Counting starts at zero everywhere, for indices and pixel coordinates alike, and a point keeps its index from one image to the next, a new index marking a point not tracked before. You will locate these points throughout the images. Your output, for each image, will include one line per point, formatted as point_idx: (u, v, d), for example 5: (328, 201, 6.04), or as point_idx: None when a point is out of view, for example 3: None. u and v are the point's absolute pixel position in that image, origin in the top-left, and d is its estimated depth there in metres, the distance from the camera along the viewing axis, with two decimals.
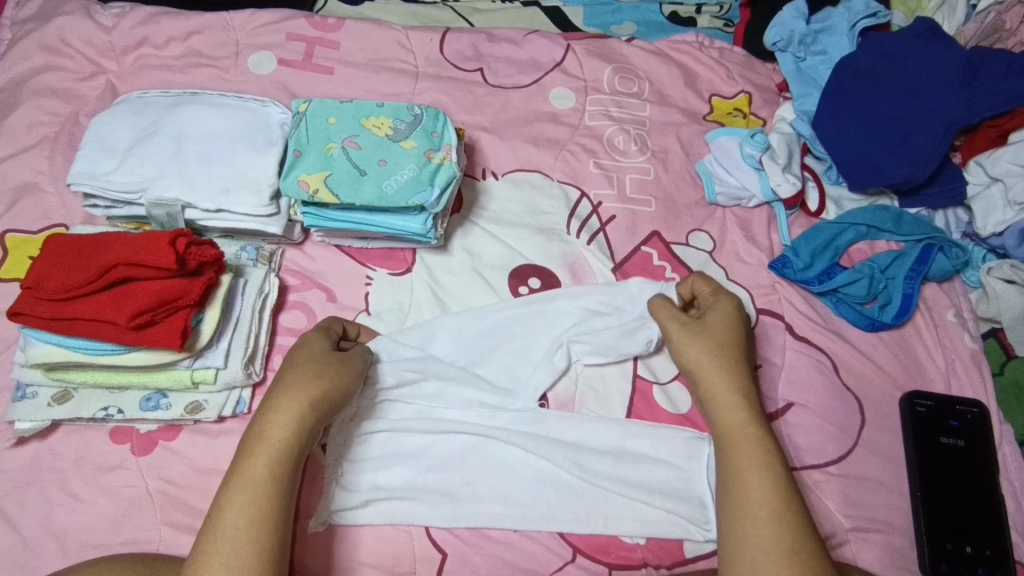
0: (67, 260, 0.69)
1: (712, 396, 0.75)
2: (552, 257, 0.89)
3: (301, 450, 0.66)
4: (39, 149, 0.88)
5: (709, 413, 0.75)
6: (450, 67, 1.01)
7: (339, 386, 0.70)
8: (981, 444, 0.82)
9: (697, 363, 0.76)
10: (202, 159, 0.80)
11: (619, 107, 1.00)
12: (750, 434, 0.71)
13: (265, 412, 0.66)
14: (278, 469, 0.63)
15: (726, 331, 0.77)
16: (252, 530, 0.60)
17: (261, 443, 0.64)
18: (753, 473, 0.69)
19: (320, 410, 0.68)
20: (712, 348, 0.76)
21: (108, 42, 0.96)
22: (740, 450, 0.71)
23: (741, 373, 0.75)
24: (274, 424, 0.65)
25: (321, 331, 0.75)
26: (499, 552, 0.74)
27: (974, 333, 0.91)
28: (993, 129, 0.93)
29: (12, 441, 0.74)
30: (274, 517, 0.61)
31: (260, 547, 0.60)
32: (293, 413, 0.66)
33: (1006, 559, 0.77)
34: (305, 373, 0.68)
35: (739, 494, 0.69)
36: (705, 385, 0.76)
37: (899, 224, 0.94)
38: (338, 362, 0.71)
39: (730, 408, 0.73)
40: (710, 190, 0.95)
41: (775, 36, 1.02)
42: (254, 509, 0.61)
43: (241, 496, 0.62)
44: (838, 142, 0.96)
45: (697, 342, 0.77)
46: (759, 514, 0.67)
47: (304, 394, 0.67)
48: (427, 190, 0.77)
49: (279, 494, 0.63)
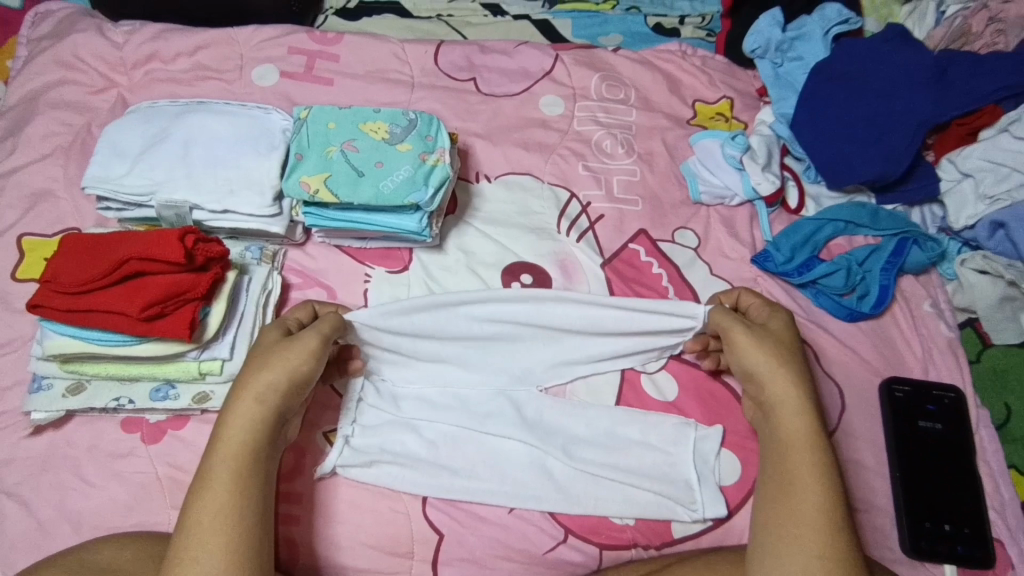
0: (82, 257, 0.73)
1: (777, 399, 0.75)
2: (544, 254, 0.93)
3: (257, 442, 0.68)
4: (54, 158, 0.93)
5: (779, 413, 0.75)
6: (444, 77, 1.06)
7: (286, 371, 0.71)
8: (957, 425, 0.86)
9: (764, 367, 0.76)
10: (209, 163, 0.84)
11: (606, 113, 1.05)
12: (815, 443, 0.72)
13: (220, 417, 0.69)
14: (236, 466, 0.66)
15: (781, 343, 0.77)
16: (214, 524, 0.63)
17: (218, 444, 0.68)
18: (814, 483, 0.70)
19: (271, 399, 0.70)
20: (783, 357, 0.76)
21: (119, 57, 1.01)
22: (803, 458, 0.71)
23: (805, 379, 0.76)
24: (226, 426, 0.68)
25: (276, 323, 0.76)
26: (494, 533, 0.77)
27: (950, 323, 0.94)
28: (964, 127, 0.97)
29: (28, 431, 0.77)
30: (234, 512, 0.64)
31: (226, 537, 0.63)
32: (243, 412, 0.69)
33: (983, 535, 0.80)
34: (254, 367, 0.71)
35: (796, 499, 0.69)
36: (772, 385, 0.75)
37: (875, 219, 0.97)
38: (284, 349, 0.72)
39: (801, 414, 0.74)
40: (694, 189, 0.99)
41: (753, 43, 1.07)
42: (216, 504, 0.64)
43: (195, 500, 0.65)
44: (816, 142, 1.00)
45: (772, 350, 0.76)
46: (816, 521, 0.68)
47: (248, 391, 0.70)
48: (422, 190, 0.81)
49: (238, 487, 0.65)
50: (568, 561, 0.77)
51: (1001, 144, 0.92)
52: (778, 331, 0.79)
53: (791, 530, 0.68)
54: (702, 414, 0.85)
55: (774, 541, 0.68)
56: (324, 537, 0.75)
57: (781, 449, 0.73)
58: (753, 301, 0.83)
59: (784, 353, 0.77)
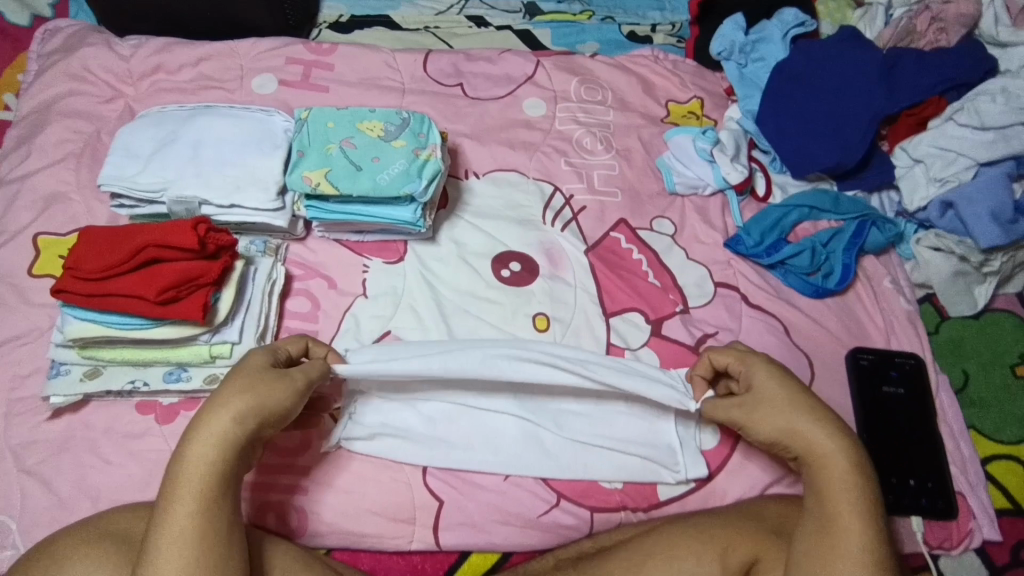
0: (102, 245, 0.78)
1: (806, 449, 0.73)
2: (530, 244, 0.99)
3: (227, 465, 0.66)
4: (66, 163, 0.98)
5: (812, 462, 0.72)
6: (433, 83, 1.13)
7: (267, 403, 0.69)
8: (918, 389, 0.93)
9: (779, 432, 0.74)
10: (216, 162, 0.90)
11: (586, 113, 1.12)
12: (851, 483, 0.70)
13: (188, 434, 0.67)
14: (205, 490, 0.65)
15: (781, 391, 0.75)
16: (174, 549, 0.62)
17: (184, 466, 0.65)
18: (858, 521, 0.69)
19: (248, 424, 0.68)
20: (791, 412, 0.74)
21: (127, 70, 1.08)
22: (844, 499, 0.70)
23: (829, 421, 0.73)
24: (194, 445, 0.66)
25: (268, 350, 0.75)
26: (491, 499, 0.82)
27: (909, 297, 1.01)
28: (913, 117, 1.05)
29: (48, 415, 0.82)
30: (192, 538, 0.63)
31: (188, 562, 0.62)
32: (214, 430, 0.66)
33: (946, 488, 0.86)
34: (231, 392, 0.68)
35: (839, 541, 0.68)
36: (798, 438, 0.73)
37: (837, 205, 1.04)
38: (269, 381, 0.71)
39: (833, 459, 0.72)
40: (669, 181, 1.06)
41: (719, 46, 1.16)
42: (178, 528, 0.63)
43: (163, 519, 0.63)
44: (779, 136, 1.08)
45: (780, 410, 0.74)
46: (865, 563, 0.67)
47: (222, 415, 0.67)
48: (416, 181, 0.88)
49: (204, 513, 0.64)
50: (561, 524, 0.83)
51: (947, 132, 1.00)
52: (769, 386, 0.76)
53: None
54: None
55: None
56: (333, 506, 0.80)
57: (819, 496, 0.71)
58: (728, 360, 0.80)
59: (789, 408, 0.74)
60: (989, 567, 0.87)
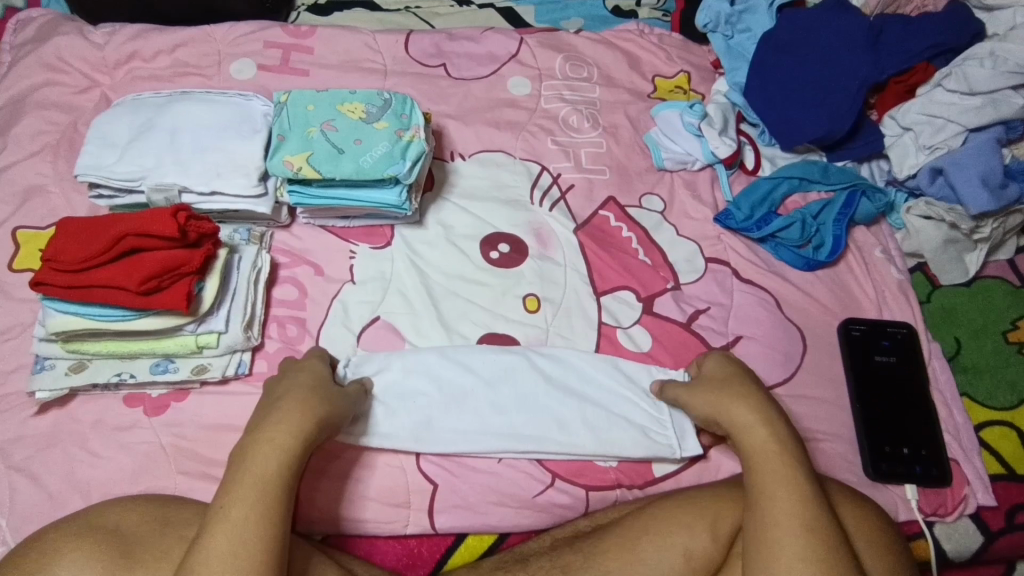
0: (81, 236, 0.77)
1: (733, 424, 0.75)
2: (518, 224, 0.98)
3: (302, 457, 0.68)
4: (43, 155, 0.96)
5: (739, 435, 0.74)
6: (415, 64, 1.11)
7: (336, 407, 0.74)
8: (910, 359, 0.92)
9: (708, 408, 0.78)
10: (195, 148, 0.88)
11: (571, 91, 1.11)
12: (777, 452, 0.71)
13: (269, 415, 0.70)
14: (284, 472, 0.66)
15: (719, 377, 0.80)
16: (259, 523, 0.62)
17: (267, 445, 0.67)
18: (788, 483, 0.69)
19: (322, 426, 0.71)
20: (720, 389, 0.78)
21: (101, 58, 1.05)
22: (770, 464, 0.70)
23: (770, 404, 0.76)
24: (280, 429, 0.68)
25: (316, 361, 0.80)
26: (486, 480, 0.82)
27: (900, 267, 1.01)
28: (902, 84, 1.04)
29: (34, 411, 0.80)
30: (274, 516, 0.63)
31: (265, 536, 0.62)
32: (299, 423, 0.69)
33: (939, 454, 0.87)
34: (304, 393, 0.72)
35: (761, 503, 0.69)
36: (726, 414, 0.76)
37: (826, 175, 1.04)
38: (335, 392, 0.75)
39: (756, 428, 0.74)
40: (657, 156, 1.05)
41: (704, 18, 1.16)
42: (258, 504, 0.63)
43: (235, 492, 0.64)
44: (766, 107, 1.07)
45: (707, 389, 0.79)
46: (786, 521, 0.66)
47: (306, 409, 0.70)
48: (400, 163, 0.86)
49: (282, 492, 0.65)
50: (557, 504, 0.82)
51: (936, 99, 0.99)
52: (709, 375, 0.82)
53: (765, 534, 0.67)
54: (673, 362, 0.90)
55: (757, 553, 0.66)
56: (326, 493, 0.79)
57: (752, 464, 0.72)
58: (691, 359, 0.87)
59: (720, 386, 0.79)
60: (985, 533, 0.87)
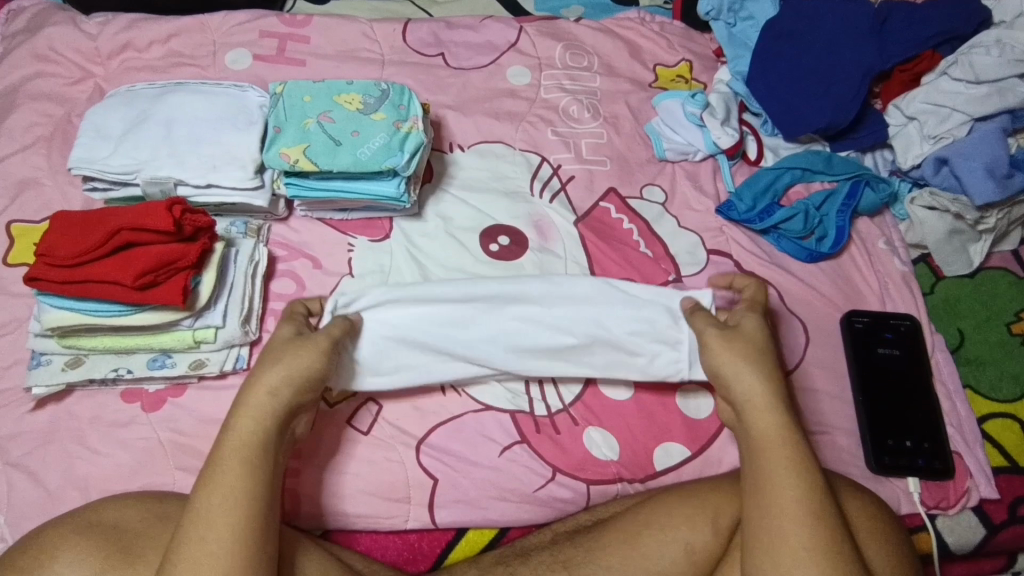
0: (76, 230, 0.76)
1: (748, 398, 0.71)
2: (519, 216, 0.97)
3: (271, 438, 0.67)
4: (36, 148, 0.95)
5: (750, 413, 0.71)
6: (413, 53, 1.10)
7: (308, 372, 0.71)
8: (914, 352, 0.91)
9: (729, 370, 0.73)
10: (191, 140, 0.87)
11: (571, 80, 1.09)
12: (787, 436, 0.69)
13: (239, 396, 0.69)
14: (249, 455, 0.65)
15: (744, 338, 0.74)
16: (228, 504, 0.63)
17: (229, 434, 0.67)
18: (795, 468, 0.67)
19: (285, 395, 0.69)
20: (747, 353, 0.73)
21: (94, 48, 1.04)
22: (778, 450, 0.68)
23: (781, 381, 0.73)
24: (240, 416, 0.67)
25: (289, 322, 0.76)
26: (487, 475, 0.82)
27: (903, 259, 1.00)
28: (907, 73, 1.03)
29: (31, 407, 0.80)
30: (241, 499, 0.63)
31: (239, 513, 0.63)
32: (258, 405, 0.68)
33: (942, 447, 0.86)
34: (279, 368, 0.69)
35: (767, 490, 0.67)
36: (739, 386, 0.72)
37: (829, 165, 1.02)
38: (312, 352, 0.72)
39: (771, 409, 0.70)
40: (658, 147, 1.04)
41: (706, 6, 1.14)
42: (228, 487, 0.64)
43: (207, 483, 0.64)
44: (770, 97, 1.06)
45: (732, 350, 0.74)
46: (794, 509, 0.66)
47: (262, 384, 0.69)
48: (398, 155, 0.85)
49: (250, 471, 0.65)
50: (558, 498, 0.82)
51: (941, 87, 0.98)
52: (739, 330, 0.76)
53: (770, 521, 0.66)
54: None
55: (761, 539, 0.66)
56: (327, 487, 0.79)
57: (761, 446, 0.69)
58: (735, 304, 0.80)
59: (745, 348, 0.74)
60: (987, 526, 0.86)
